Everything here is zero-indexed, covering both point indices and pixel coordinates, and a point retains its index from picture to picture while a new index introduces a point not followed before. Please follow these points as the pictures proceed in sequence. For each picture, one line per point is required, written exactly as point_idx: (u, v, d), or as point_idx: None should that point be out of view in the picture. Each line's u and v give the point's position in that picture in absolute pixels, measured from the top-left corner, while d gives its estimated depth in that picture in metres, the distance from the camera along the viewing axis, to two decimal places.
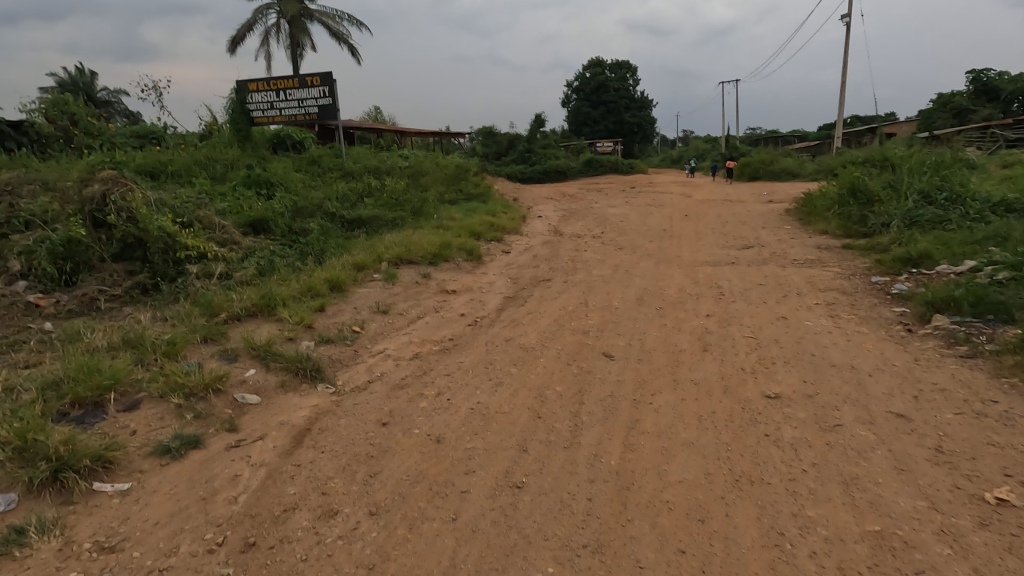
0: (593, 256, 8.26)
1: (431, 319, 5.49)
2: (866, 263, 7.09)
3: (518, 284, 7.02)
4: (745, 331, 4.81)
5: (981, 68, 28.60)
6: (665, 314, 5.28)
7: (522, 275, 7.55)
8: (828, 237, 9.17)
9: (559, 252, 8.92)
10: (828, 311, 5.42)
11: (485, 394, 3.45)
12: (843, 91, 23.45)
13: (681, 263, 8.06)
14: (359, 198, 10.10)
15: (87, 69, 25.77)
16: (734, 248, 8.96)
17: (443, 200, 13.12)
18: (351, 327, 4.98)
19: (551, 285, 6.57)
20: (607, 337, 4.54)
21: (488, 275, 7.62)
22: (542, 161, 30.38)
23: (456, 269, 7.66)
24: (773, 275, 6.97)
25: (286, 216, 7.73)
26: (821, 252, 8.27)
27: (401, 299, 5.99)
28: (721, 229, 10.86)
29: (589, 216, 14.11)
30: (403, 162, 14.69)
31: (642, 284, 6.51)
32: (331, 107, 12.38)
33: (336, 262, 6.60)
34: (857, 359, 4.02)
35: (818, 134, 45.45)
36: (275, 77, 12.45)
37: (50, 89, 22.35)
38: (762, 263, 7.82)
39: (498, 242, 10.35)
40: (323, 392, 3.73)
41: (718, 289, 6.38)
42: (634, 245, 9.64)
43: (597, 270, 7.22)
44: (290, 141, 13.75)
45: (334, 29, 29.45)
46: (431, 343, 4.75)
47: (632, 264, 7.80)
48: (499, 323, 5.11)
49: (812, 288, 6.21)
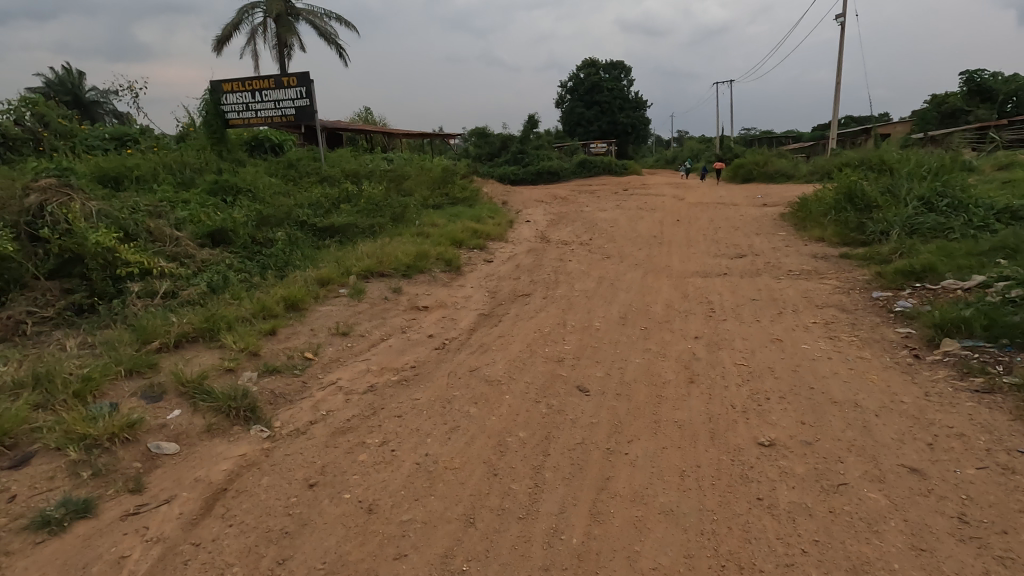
0: (577, 266, 7.82)
1: (396, 342, 5.03)
2: (865, 275, 6.69)
3: (496, 299, 6.57)
4: (736, 357, 4.37)
5: (975, 68, 28.33)
6: (649, 337, 4.85)
7: (501, 288, 7.10)
8: (825, 245, 8.76)
9: (543, 262, 8.49)
10: (827, 331, 4.99)
11: (437, 444, 3.00)
12: (837, 91, 23.09)
13: (670, 274, 7.63)
14: (334, 204, 9.62)
15: (76, 69, 25.23)
16: (726, 257, 8.56)
17: (426, 205, 12.66)
18: (304, 353, 4.52)
19: (529, 300, 6.13)
20: (583, 366, 4.09)
21: (464, 288, 7.17)
22: (534, 162, 29.93)
23: (431, 282, 7.20)
24: (767, 289, 6.54)
25: (249, 226, 7.25)
26: (817, 262, 7.87)
27: (365, 319, 5.53)
28: (713, 235, 10.44)
29: (578, 220, 13.67)
30: (387, 165, 14.23)
31: (627, 299, 6.07)
32: (308, 108, 11.86)
33: (298, 277, 6.13)
34: (861, 395, 3.58)
35: (812, 135, 45.18)
36: (250, 77, 11.94)
37: (36, 91, 21.96)
38: (755, 274, 7.41)
39: (481, 249, 9.90)
40: (255, 437, 3.27)
41: (707, 305, 5.95)
42: (622, 253, 9.21)
43: (580, 283, 6.78)
44: (268, 144, 13.29)
45: (323, 28, 28.92)
46: (390, 372, 4.29)
47: (617, 275, 7.36)
48: (467, 348, 4.66)
49: (809, 304, 5.79)
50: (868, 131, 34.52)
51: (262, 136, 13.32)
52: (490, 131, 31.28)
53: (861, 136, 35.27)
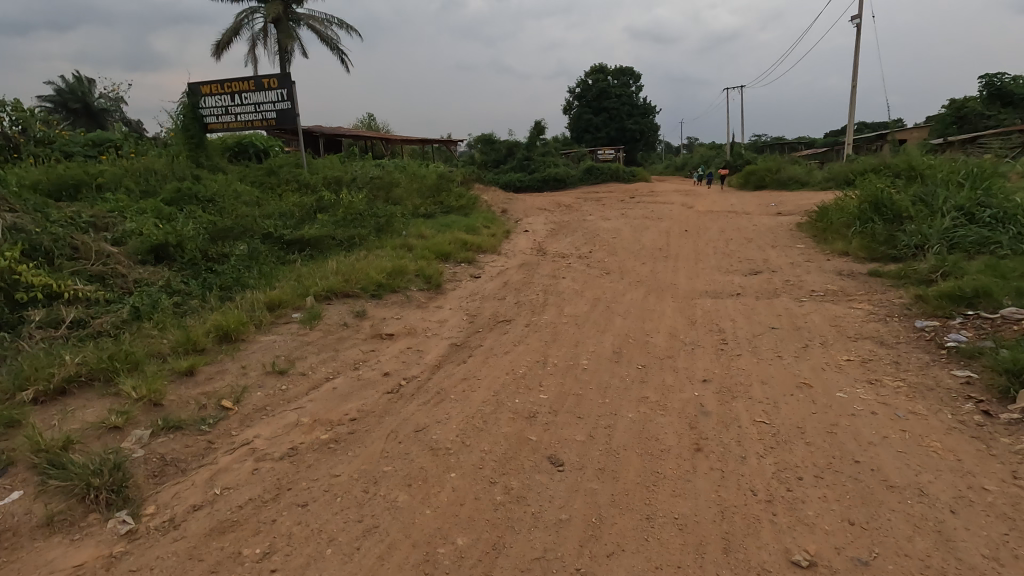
0: (571, 284, 6.97)
1: (343, 383, 4.21)
2: (902, 299, 5.77)
3: (474, 324, 5.74)
4: (752, 412, 3.49)
5: (995, 72, 27.27)
6: (646, 381, 3.97)
7: (482, 310, 6.26)
8: (850, 261, 7.83)
9: (533, 278, 7.66)
10: (865, 374, 4.09)
11: (342, 561, 2.17)
12: (853, 95, 22.07)
13: (675, 295, 6.75)
14: (308, 214, 8.84)
15: (88, 77, 24.93)
16: (739, 274, 7.66)
17: (417, 214, 11.89)
18: (221, 399, 3.71)
19: (510, 327, 5.28)
20: (559, 426, 3.22)
21: (442, 311, 6.33)
22: (540, 169, 29.15)
23: (404, 304, 6.37)
24: (787, 314, 5.64)
25: (201, 239, 6.47)
26: (842, 280, 6.96)
27: (313, 351, 4.70)
28: (724, 248, 9.52)
29: (579, 231, 12.78)
30: (377, 171, 13.48)
31: (623, 327, 5.21)
32: (289, 111, 11.13)
33: (243, 300, 5.33)
34: (925, 476, 2.70)
35: (824, 142, 44.09)
36: (229, 79, 11.24)
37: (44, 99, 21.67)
38: (773, 295, 6.51)
39: (469, 263, 9.06)
40: (106, 535, 2.45)
41: (717, 336, 5.07)
42: (623, 269, 8.33)
43: (572, 305, 5.92)
44: (252, 151, 12.78)
45: (324, 33, 28.37)
46: (322, 429, 3.45)
47: (616, 296, 6.48)
48: (423, 394, 3.81)
49: (839, 335, 4.89)
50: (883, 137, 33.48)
51: (247, 141, 12.84)
52: (496, 136, 30.78)
53: (877, 143, 34.15)
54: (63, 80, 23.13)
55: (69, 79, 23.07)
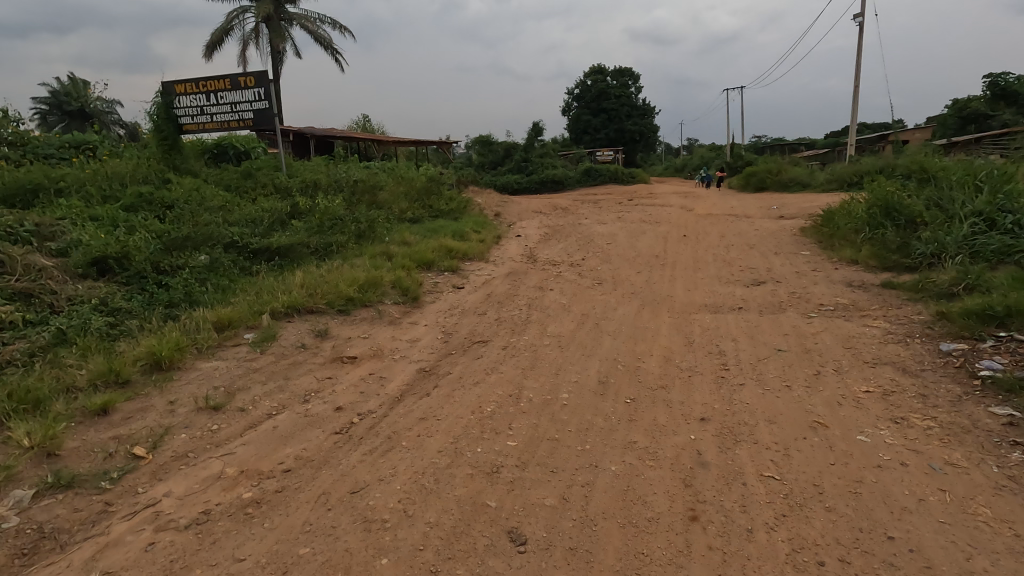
0: (558, 297, 6.41)
1: (287, 420, 3.67)
2: (922, 316, 5.21)
3: (449, 343, 5.19)
4: (759, 462, 2.93)
5: (1000, 71, 26.73)
6: (634, 420, 3.41)
7: (460, 327, 5.71)
8: (860, 271, 7.28)
9: (520, 290, 7.11)
10: (888, 410, 3.54)
11: None
12: (856, 95, 21.54)
13: (672, 309, 6.19)
14: (282, 220, 8.30)
15: (81, 79, 24.61)
16: (741, 285, 7.10)
17: (402, 219, 11.35)
18: (134, 445, 3.16)
19: (486, 349, 4.72)
20: (526, 485, 2.68)
21: (415, 328, 5.78)
22: (538, 171, 28.59)
23: (374, 320, 5.82)
24: (794, 333, 5.08)
25: (152, 249, 5.92)
26: (853, 293, 6.41)
27: (259, 380, 4.15)
28: (725, 256, 8.94)
29: (573, 236, 12.22)
30: (363, 173, 12.94)
31: (611, 349, 4.66)
32: (267, 112, 10.60)
33: (188, 320, 4.78)
34: (978, 564, 2.17)
35: (825, 142, 43.56)
36: (204, 77, 10.71)
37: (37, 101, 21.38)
38: (778, 310, 5.95)
39: (453, 272, 8.51)
40: None
41: (717, 361, 4.51)
42: (617, 279, 7.77)
43: (556, 322, 5.36)
44: (232, 153, 12.25)
45: (317, 32, 27.80)
46: (246, 485, 2.90)
47: (606, 311, 5.92)
48: (373, 437, 3.25)
49: (855, 360, 4.33)
50: (885, 137, 32.92)
51: (226, 143, 12.30)
52: (494, 138, 30.26)
53: (879, 143, 33.62)
54: (57, 82, 22.81)
55: (63, 82, 22.80)
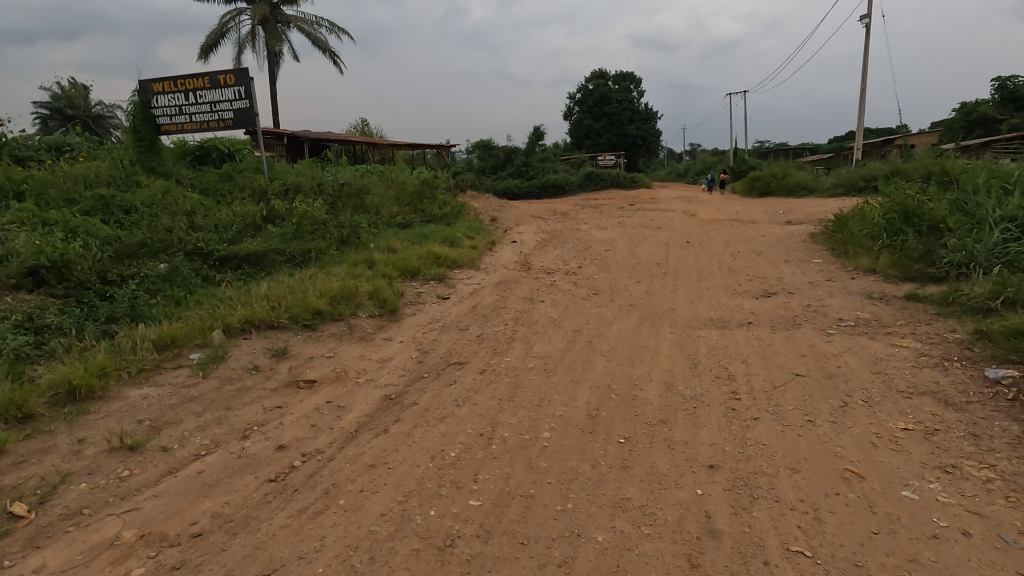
0: (549, 310, 5.83)
1: (217, 462, 3.09)
2: (957, 335, 4.62)
3: (422, 364, 4.61)
4: (783, 530, 2.35)
5: (1008, 75, 26.16)
6: (628, 468, 2.83)
7: (438, 344, 5.13)
8: (880, 281, 6.68)
9: (508, 301, 6.54)
10: (933, 455, 2.95)
11: None
12: (863, 97, 20.99)
13: (674, 324, 5.59)
14: (256, 226, 7.76)
15: (79, 83, 24.34)
16: (750, 296, 6.50)
17: (391, 224, 10.80)
18: (16, 501, 2.60)
19: (462, 373, 4.13)
20: (488, 566, 2.11)
21: (388, 346, 5.20)
22: (539, 176, 28.06)
23: (343, 337, 5.24)
24: (813, 353, 4.48)
25: (99, 257, 5.38)
26: (875, 306, 5.81)
27: (194, 410, 3.58)
28: (731, 264, 8.36)
29: (570, 242, 11.65)
30: (352, 176, 12.40)
31: (604, 373, 4.07)
32: (248, 111, 10.08)
33: (124, 339, 4.22)
34: None
35: (829, 147, 42.96)
36: (182, 76, 10.21)
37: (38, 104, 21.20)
38: (793, 326, 5.36)
39: (439, 281, 7.93)
40: None
41: (726, 389, 3.92)
42: (615, 289, 7.19)
43: (544, 341, 4.77)
44: (215, 155, 11.72)
45: (314, 35, 27.38)
46: (140, 557, 2.33)
47: (601, 326, 5.33)
48: (309, 490, 2.67)
49: (886, 388, 3.73)
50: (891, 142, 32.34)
51: (210, 144, 11.78)
52: (494, 142, 29.79)
53: (885, 148, 32.99)
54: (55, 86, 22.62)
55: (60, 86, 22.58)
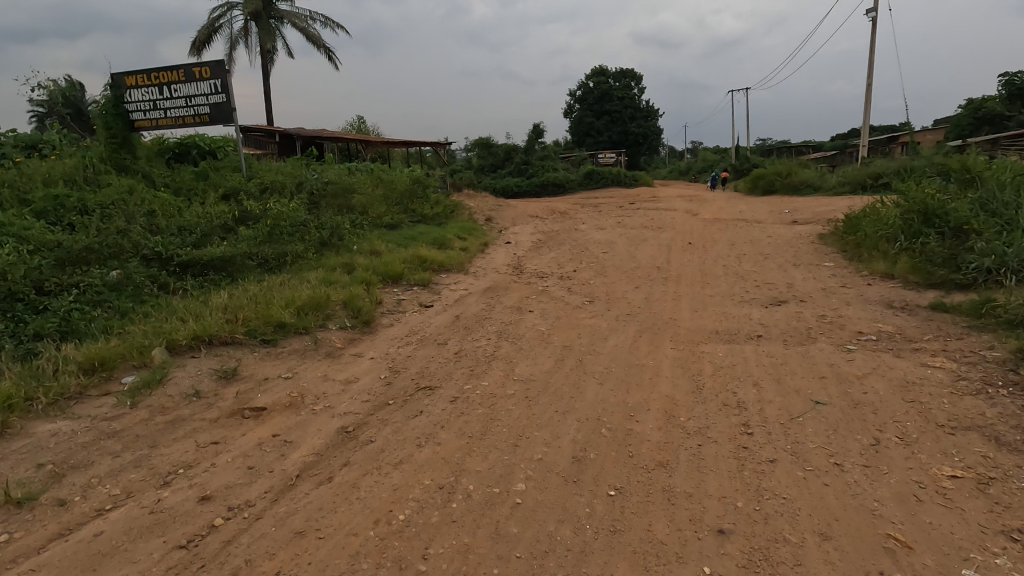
0: (537, 323, 5.28)
1: (123, 520, 2.57)
2: (996, 354, 4.07)
3: (390, 388, 4.06)
4: None
5: (1015, 71, 25.50)
6: (619, 534, 2.30)
7: (411, 362, 4.59)
8: (900, 288, 6.13)
9: (495, 311, 5.99)
10: (992, 515, 2.42)
11: None
12: (870, 94, 20.39)
13: (675, 337, 5.04)
14: (226, 228, 7.24)
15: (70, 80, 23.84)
16: (758, 306, 5.95)
17: (377, 225, 10.25)
18: None
19: (431, 400, 3.59)
20: None
21: (356, 364, 4.65)
22: (538, 174, 27.50)
23: (306, 353, 4.71)
24: (833, 375, 3.94)
25: (37, 265, 4.87)
26: (897, 316, 5.26)
27: (110, 449, 3.06)
28: (736, 268, 7.81)
29: (567, 243, 11.09)
30: (339, 174, 11.86)
31: (594, 402, 3.53)
32: (224, 106, 9.55)
33: (45, 362, 3.72)
34: None
35: (832, 145, 42.29)
36: (156, 69, 9.69)
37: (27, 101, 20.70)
38: (808, 341, 4.81)
39: (423, 286, 7.39)
40: None
41: (735, 420, 3.37)
42: (611, 296, 6.65)
43: (529, 360, 4.22)
44: (195, 153, 11.19)
45: (307, 31, 26.78)
46: None
47: (594, 341, 4.78)
48: (217, 568, 2.15)
49: (923, 421, 3.19)
50: (896, 140, 31.67)
51: (189, 142, 11.25)
52: (493, 140, 29.25)
53: (890, 145, 32.36)
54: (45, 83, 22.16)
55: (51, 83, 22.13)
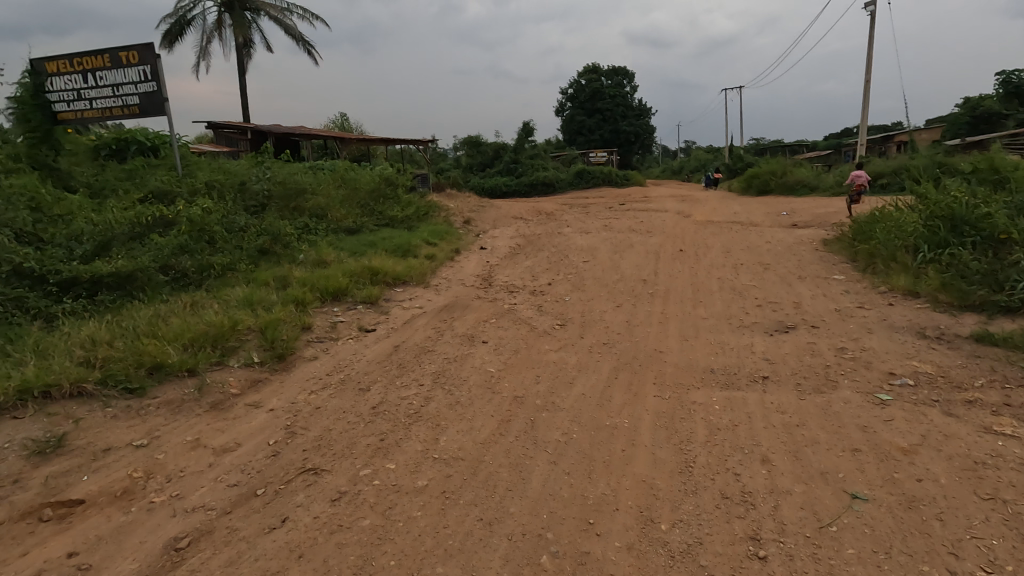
0: (487, 360, 4.21)
1: None
2: None
3: (272, 464, 2.99)
4: None
5: (1012, 69, 24.63)
6: None
7: (317, 418, 3.51)
8: (929, 311, 5.14)
9: (443, 339, 4.91)
10: None
11: None
12: (868, 90, 19.48)
13: (660, 380, 3.99)
14: (135, 237, 6.14)
15: None
16: (761, 334, 4.92)
17: (332, 229, 9.15)
18: None
19: (311, 497, 2.53)
20: None
21: (245, 420, 3.57)
22: (527, 174, 26.42)
23: (182, 406, 3.63)
24: (869, 446, 2.91)
25: None
26: (936, 351, 4.24)
27: None
28: (733, 281, 6.80)
29: (546, 249, 10.05)
30: (295, 171, 10.73)
31: (540, 497, 2.49)
32: (155, 95, 8.43)
33: None
34: None
35: (825, 144, 41.49)
36: (78, 53, 8.53)
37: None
38: (828, 387, 3.78)
39: (370, 304, 6.33)
40: None
41: (739, 531, 2.35)
42: (586, 319, 5.60)
43: (463, 423, 3.16)
44: (134, 149, 10.02)
45: (283, 22, 25.50)
46: None
47: (555, 388, 3.72)
48: None
49: (1016, 542, 2.19)
50: (891, 139, 30.80)
51: (127, 137, 10.08)
52: (481, 138, 28.18)
53: (885, 144, 31.58)
54: None
55: None
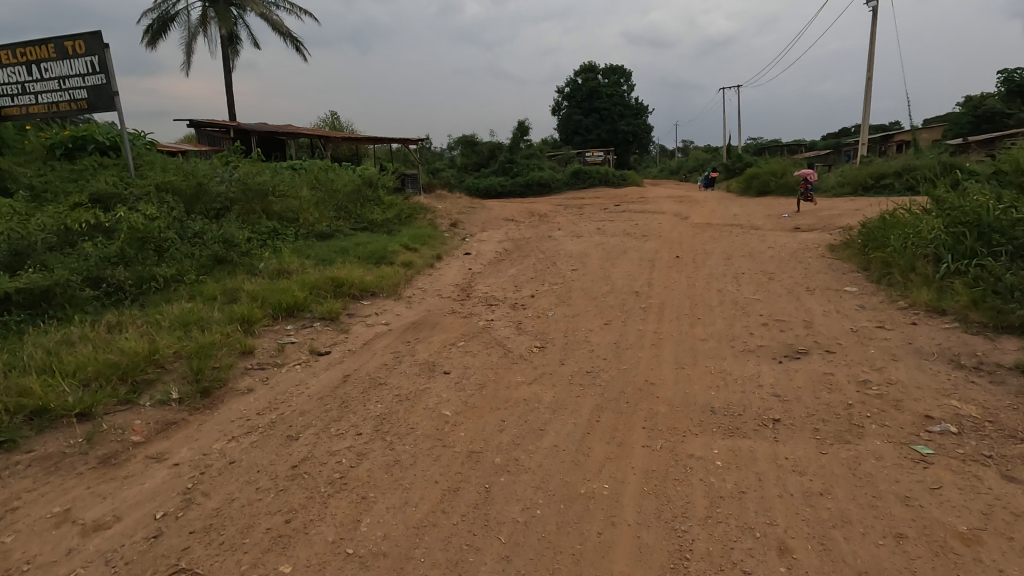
0: (445, 399, 3.53)
1: None
2: None
3: (147, 553, 2.31)
4: None
5: (1015, 67, 24.00)
6: None
7: (225, 480, 2.82)
8: (961, 333, 4.47)
9: (401, 368, 4.22)
10: None
11: None
12: (870, 88, 18.86)
13: (651, 425, 3.30)
14: (61, 247, 5.46)
15: None
16: (769, 361, 4.24)
17: (301, 234, 8.45)
18: None
19: None
20: None
21: (138, 480, 2.87)
22: (522, 174, 25.72)
23: (62, 464, 2.95)
24: (918, 533, 2.25)
25: None
26: (978, 386, 3.57)
27: None
28: (735, 293, 6.14)
29: (533, 255, 9.37)
30: (267, 172, 10.04)
31: None
32: (104, 88, 7.74)
33: None
34: None
35: (825, 144, 40.87)
36: (20, 43, 7.83)
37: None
38: (856, 435, 3.10)
39: (330, 319, 5.64)
40: None
41: None
42: (569, 339, 4.91)
43: (398, 496, 2.48)
44: (90, 147, 9.31)
45: (270, 18, 24.77)
46: None
47: (523, 439, 3.04)
48: None
49: None
50: (892, 139, 30.16)
51: (84, 134, 9.37)
52: (475, 138, 27.52)
53: (885, 143, 30.94)
54: None
55: None
